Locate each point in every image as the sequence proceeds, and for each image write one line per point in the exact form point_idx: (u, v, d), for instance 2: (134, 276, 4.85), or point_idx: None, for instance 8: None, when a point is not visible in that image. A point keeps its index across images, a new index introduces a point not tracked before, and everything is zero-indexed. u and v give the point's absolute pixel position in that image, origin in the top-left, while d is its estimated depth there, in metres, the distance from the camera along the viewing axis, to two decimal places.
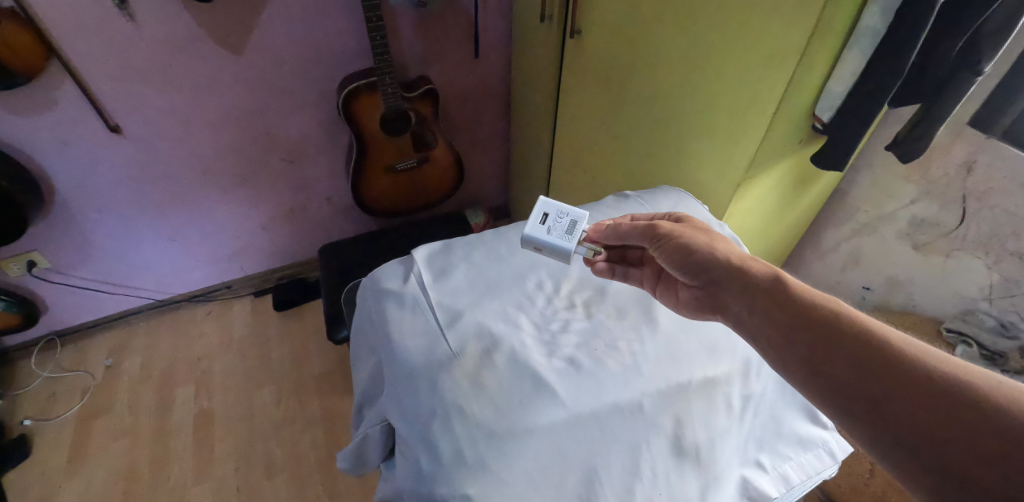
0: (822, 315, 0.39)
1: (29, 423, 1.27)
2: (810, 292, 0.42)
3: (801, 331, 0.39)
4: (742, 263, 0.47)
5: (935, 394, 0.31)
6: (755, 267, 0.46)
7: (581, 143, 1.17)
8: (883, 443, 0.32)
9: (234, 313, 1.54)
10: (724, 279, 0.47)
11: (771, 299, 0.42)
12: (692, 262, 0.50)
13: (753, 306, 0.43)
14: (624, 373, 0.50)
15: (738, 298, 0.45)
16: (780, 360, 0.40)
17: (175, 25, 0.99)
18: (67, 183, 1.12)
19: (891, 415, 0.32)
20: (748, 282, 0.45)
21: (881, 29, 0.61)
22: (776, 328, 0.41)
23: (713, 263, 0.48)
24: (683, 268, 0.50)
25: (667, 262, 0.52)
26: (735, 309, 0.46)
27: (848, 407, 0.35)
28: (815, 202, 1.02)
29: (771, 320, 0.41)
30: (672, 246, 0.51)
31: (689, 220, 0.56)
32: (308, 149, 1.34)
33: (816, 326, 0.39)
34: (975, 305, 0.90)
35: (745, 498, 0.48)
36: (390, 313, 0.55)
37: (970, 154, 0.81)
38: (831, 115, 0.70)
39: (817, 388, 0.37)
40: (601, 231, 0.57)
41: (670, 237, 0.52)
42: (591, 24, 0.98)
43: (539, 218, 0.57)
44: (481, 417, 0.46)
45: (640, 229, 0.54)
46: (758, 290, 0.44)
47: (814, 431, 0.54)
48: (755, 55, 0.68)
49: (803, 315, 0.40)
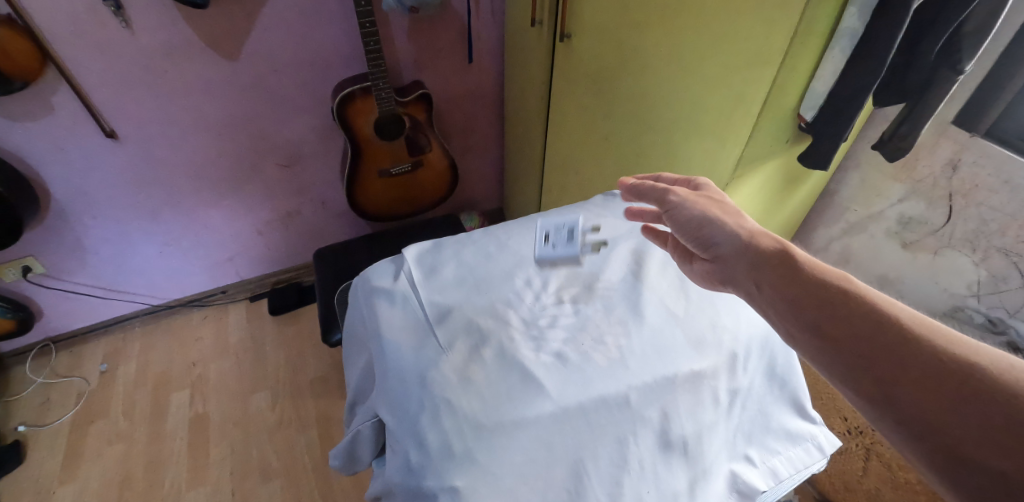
0: (832, 292, 0.39)
1: (24, 429, 1.27)
2: (820, 268, 0.42)
3: (813, 309, 0.39)
4: (752, 236, 0.46)
5: (940, 377, 0.32)
6: (765, 241, 0.45)
7: (573, 145, 1.18)
8: (888, 422, 0.33)
9: (230, 318, 1.54)
10: (732, 255, 0.46)
11: (775, 274, 0.42)
12: (700, 235, 0.49)
13: (759, 280, 0.43)
14: (610, 367, 0.51)
15: (747, 273, 0.45)
16: (787, 329, 0.40)
17: (170, 31, 1.01)
18: (63, 188, 1.13)
19: (897, 396, 0.33)
20: (757, 256, 0.44)
21: (859, 30, 0.62)
22: (786, 301, 0.41)
23: (722, 239, 0.47)
24: (690, 239, 0.50)
25: (676, 230, 0.51)
26: (744, 284, 0.45)
27: (858, 386, 0.35)
28: (804, 201, 1.03)
29: (782, 293, 0.41)
30: (681, 217, 0.50)
31: (702, 186, 0.54)
32: (304, 153, 1.35)
33: (825, 300, 0.39)
34: (963, 301, 0.89)
35: (734, 491, 0.50)
36: (380, 310, 0.56)
37: (955, 153, 0.82)
38: (814, 115, 0.72)
39: (825, 363, 0.37)
40: (624, 189, 0.56)
41: (681, 206, 0.50)
42: (581, 27, 0.99)
43: (542, 240, 0.62)
44: (469, 410, 0.46)
45: (654, 194, 0.53)
46: (768, 264, 0.43)
47: (802, 426, 0.55)
48: (738, 56, 0.69)
49: (814, 292, 0.40)
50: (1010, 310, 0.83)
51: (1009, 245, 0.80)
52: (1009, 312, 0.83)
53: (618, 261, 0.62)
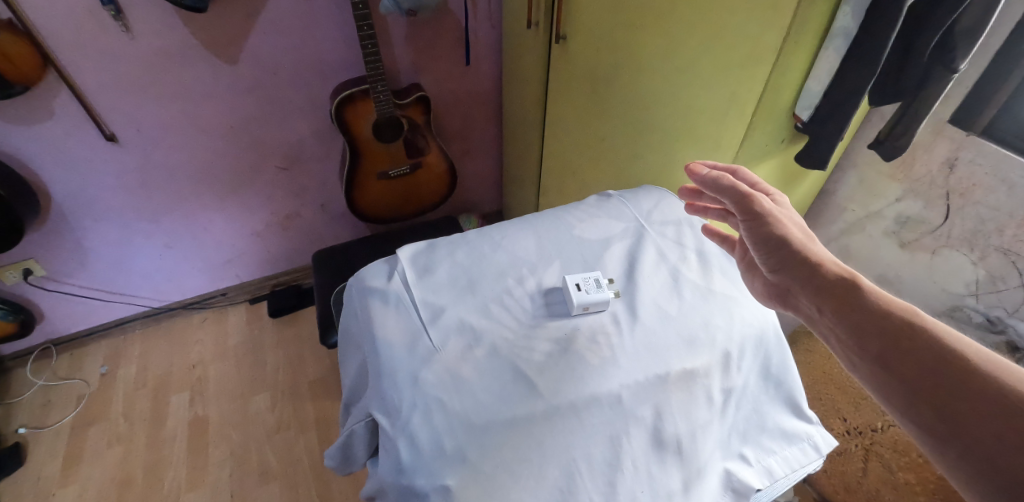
0: (893, 323, 0.37)
1: (24, 431, 1.28)
2: (883, 296, 0.39)
3: (872, 338, 0.37)
4: (817, 261, 0.44)
5: (1006, 414, 0.30)
6: (828, 263, 0.43)
7: (569, 147, 1.19)
8: (949, 456, 0.32)
9: (230, 320, 1.55)
10: (799, 279, 0.44)
11: (832, 304, 0.40)
12: (772, 251, 0.46)
13: (820, 307, 0.42)
14: (601, 365, 0.51)
15: (808, 298, 0.43)
16: (850, 358, 0.39)
17: (169, 35, 1.02)
18: (64, 192, 1.14)
19: (960, 428, 0.31)
20: (818, 281, 0.42)
21: (853, 29, 0.62)
22: (846, 329, 0.39)
23: (791, 262, 0.45)
24: (765, 254, 0.47)
25: (751, 241, 0.48)
26: (805, 307, 0.44)
27: (916, 417, 0.34)
28: (802, 201, 1.03)
29: (841, 320, 0.39)
30: (761, 230, 0.47)
31: (780, 201, 0.51)
32: (303, 156, 1.35)
33: (885, 329, 0.37)
34: (962, 301, 0.89)
35: (729, 490, 0.50)
36: (374, 310, 0.56)
37: (952, 151, 0.82)
38: (810, 114, 0.72)
39: (884, 391, 0.36)
40: (701, 178, 0.51)
41: (763, 218, 0.46)
42: (576, 29, 0.99)
43: (575, 286, 0.56)
44: (460, 408, 0.46)
45: (735, 194, 0.48)
46: (826, 291, 0.41)
47: (798, 425, 0.55)
48: (733, 56, 0.70)
49: (874, 321, 0.38)
50: (1010, 309, 0.83)
51: (1008, 244, 0.79)
52: (1008, 312, 0.83)
53: (612, 261, 0.62)
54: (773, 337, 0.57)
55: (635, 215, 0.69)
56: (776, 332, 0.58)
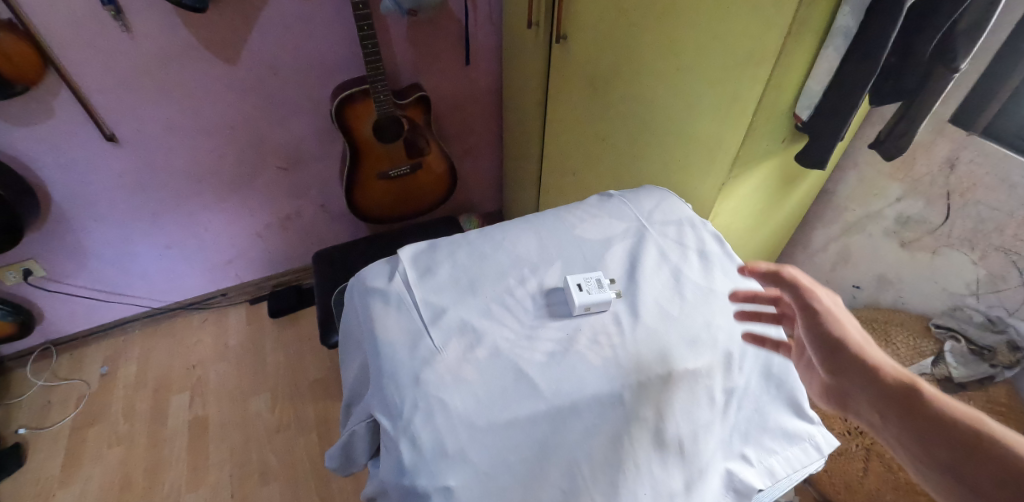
0: (960, 430, 0.34)
1: (24, 431, 1.27)
2: (951, 403, 0.36)
3: (940, 446, 0.34)
4: (877, 366, 0.40)
5: None
6: (888, 370, 0.40)
7: (570, 147, 1.18)
8: None
9: (230, 320, 1.55)
10: (857, 381, 0.41)
11: (895, 415, 0.37)
12: (831, 350, 0.44)
13: (882, 414, 0.38)
14: (603, 365, 0.50)
15: (868, 403, 0.40)
16: (920, 470, 0.36)
17: (169, 35, 1.01)
18: (63, 193, 1.13)
19: None
20: (880, 385, 0.39)
21: (853, 29, 0.61)
22: (910, 437, 0.36)
23: (849, 362, 0.42)
24: (821, 351, 0.44)
25: (809, 336, 0.46)
26: (865, 413, 0.40)
27: None
28: (803, 201, 1.03)
29: (904, 426, 0.36)
30: (819, 325, 0.45)
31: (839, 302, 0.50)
32: (303, 156, 1.35)
33: (952, 440, 0.34)
34: (963, 301, 0.89)
35: (730, 491, 0.50)
36: (375, 310, 0.56)
37: (953, 151, 0.82)
38: (810, 113, 0.71)
39: None
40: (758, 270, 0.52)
41: (822, 313, 0.46)
42: (576, 28, 0.99)
43: (576, 286, 0.56)
44: (461, 409, 0.46)
45: (793, 287, 0.48)
46: (886, 396, 0.38)
47: (800, 426, 0.55)
48: (733, 55, 0.69)
49: (938, 426, 0.35)
50: (1010, 309, 0.83)
51: (1008, 243, 0.80)
52: (1009, 311, 0.83)
53: (614, 261, 0.62)
54: (775, 337, 0.57)
55: (636, 216, 0.69)
56: (778, 332, 0.58)
